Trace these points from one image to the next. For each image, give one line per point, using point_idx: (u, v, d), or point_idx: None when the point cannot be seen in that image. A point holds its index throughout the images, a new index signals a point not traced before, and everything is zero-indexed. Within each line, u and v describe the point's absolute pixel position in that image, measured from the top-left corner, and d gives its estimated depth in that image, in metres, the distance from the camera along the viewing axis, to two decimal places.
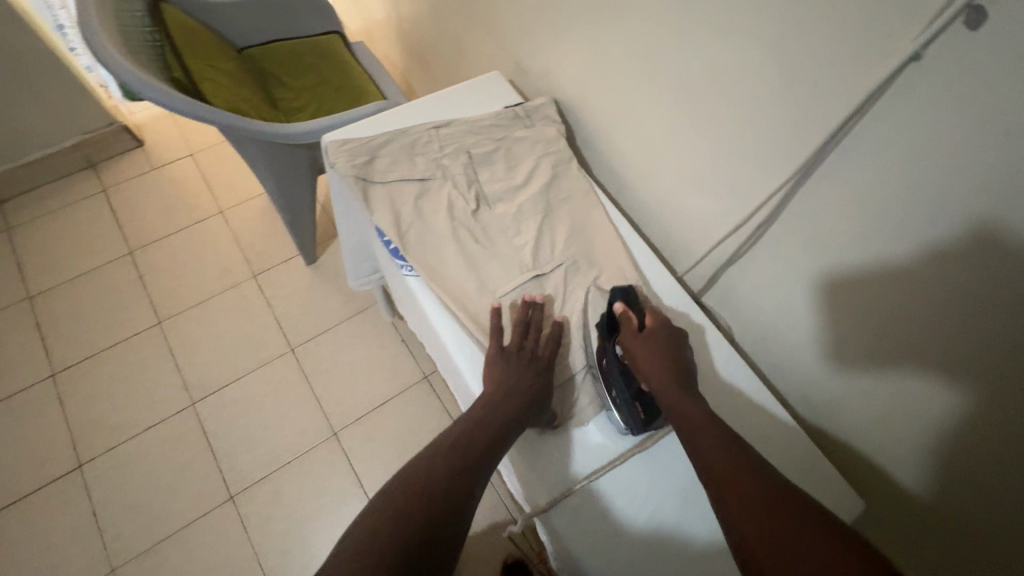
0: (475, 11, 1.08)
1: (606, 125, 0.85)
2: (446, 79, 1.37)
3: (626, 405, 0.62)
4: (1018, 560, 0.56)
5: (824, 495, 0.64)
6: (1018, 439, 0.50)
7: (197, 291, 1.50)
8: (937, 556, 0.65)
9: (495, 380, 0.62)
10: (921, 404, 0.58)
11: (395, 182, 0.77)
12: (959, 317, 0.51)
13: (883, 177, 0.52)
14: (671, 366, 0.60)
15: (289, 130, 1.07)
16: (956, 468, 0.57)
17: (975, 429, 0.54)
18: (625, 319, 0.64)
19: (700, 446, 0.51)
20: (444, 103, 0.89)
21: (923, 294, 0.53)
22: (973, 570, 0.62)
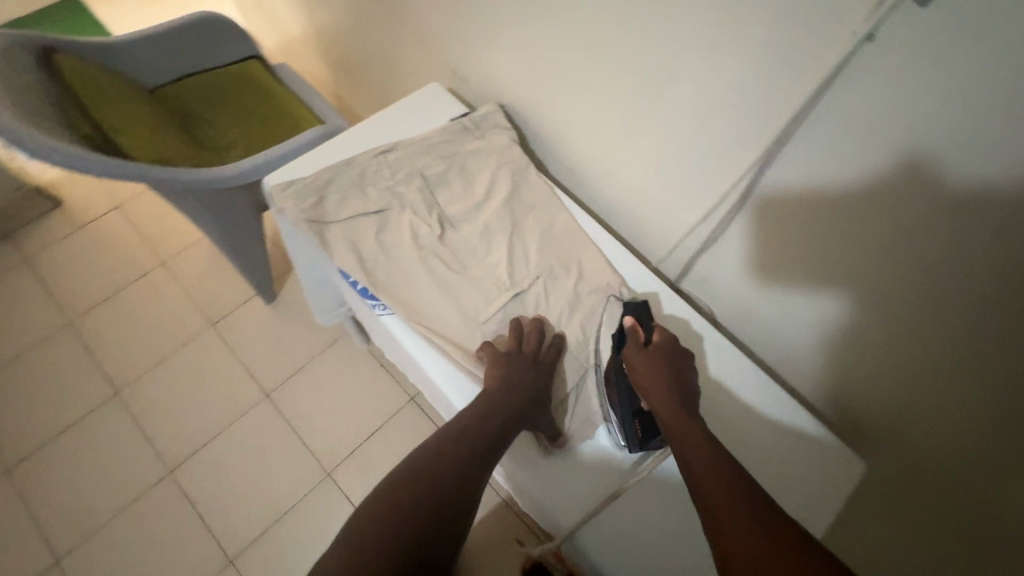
0: (401, 19, 1.03)
1: (558, 124, 0.83)
2: (379, 91, 1.31)
3: (624, 422, 0.62)
4: (1000, 472, 0.57)
5: (825, 458, 0.66)
6: (997, 342, 0.51)
7: (152, 352, 1.40)
8: (922, 485, 0.66)
9: (490, 390, 0.61)
10: (897, 332, 0.58)
11: (350, 219, 0.73)
12: (927, 240, 0.51)
13: (847, 155, 0.53)
14: (670, 380, 0.58)
15: (222, 172, 1.01)
16: (938, 387, 0.59)
17: (955, 344, 0.55)
18: (632, 333, 0.62)
19: (691, 461, 0.50)
20: (387, 124, 0.85)
21: (891, 263, 0.55)
22: (958, 495, 0.63)
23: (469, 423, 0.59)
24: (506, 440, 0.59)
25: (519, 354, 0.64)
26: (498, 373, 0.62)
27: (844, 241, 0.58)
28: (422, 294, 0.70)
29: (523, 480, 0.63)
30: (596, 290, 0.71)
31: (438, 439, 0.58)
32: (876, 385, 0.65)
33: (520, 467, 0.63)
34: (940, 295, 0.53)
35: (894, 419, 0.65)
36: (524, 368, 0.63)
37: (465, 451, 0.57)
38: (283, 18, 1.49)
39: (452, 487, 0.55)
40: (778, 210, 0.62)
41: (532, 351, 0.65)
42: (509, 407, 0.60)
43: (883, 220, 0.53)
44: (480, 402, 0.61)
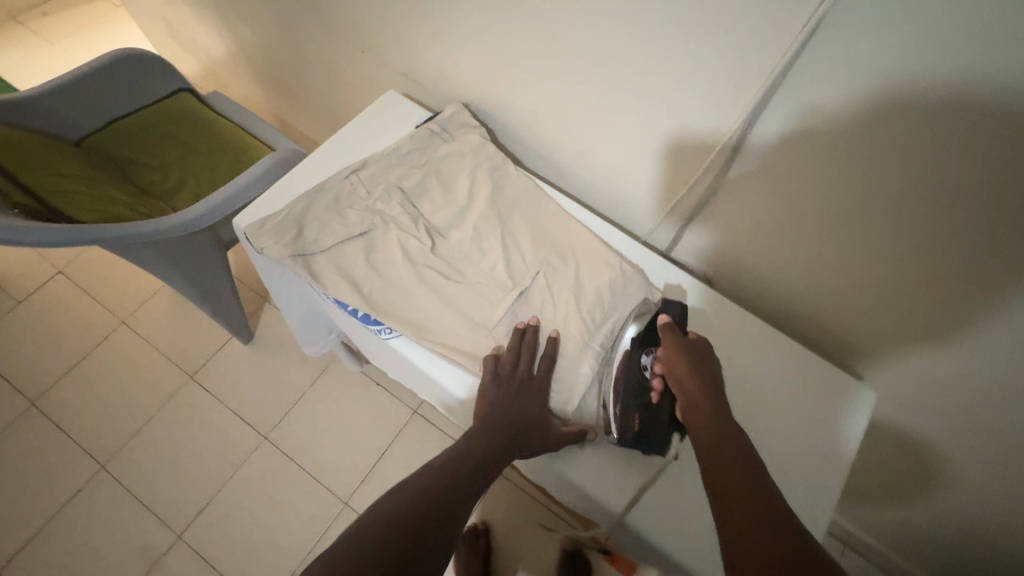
0: (338, 28, 0.98)
1: (524, 114, 0.83)
2: (322, 105, 1.26)
3: (626, 412, 0.60)
4: (948, 343, 0.63)
5: (833, 391, 0.70)
6: (928, 230, 0.56)
7: (131, 417, 1.32)
8: (886, 369, 0.73)
9: (483, 416, 0.61)
10: (846, 240, 0.63)
11: (335, 247, 0.70)
12: (868, 157, 0.55)
13: (824, 117, 0.55)
14: (702, 377, 0.57)
15: (178, 218, 0.95)
16: (888, 286, 0.64)
17: (896, 242, 0.59)
18: (667, 328, 0.62)
19: (707, 444, 0.52)
20: (349, 142, 0.81)
21: (877, 210, 0.58)
22: (918, 372, 0.69)
23: (467, 445, 0.58)
24: (499, 463, 0.58)
25: (514, 371, 0.63)
26: (493, 394, 0.62)
27: (828, 195, 0.61)
28: (425, 311, 0.68)
29: (564, 470, 0.63)
30: (596, 276, 0.70)
31: (435, 461, 0.58)
32: (872, 321, 0.69)
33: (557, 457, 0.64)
34: (925, 234, 0.56)
35: (894, 352, 0.70)
36: (519, 387, 0.63)
37: (464, 470, 0.56)
38: (203, 41, 1.39)
39: (442, 512, 0.51)
40: (761, 176, 0.64)
41: (527, 368, 0.64)
42: (505, 427, 0.60)
43: (862, 172, 0.56)
44: (478, 423, 0.61)
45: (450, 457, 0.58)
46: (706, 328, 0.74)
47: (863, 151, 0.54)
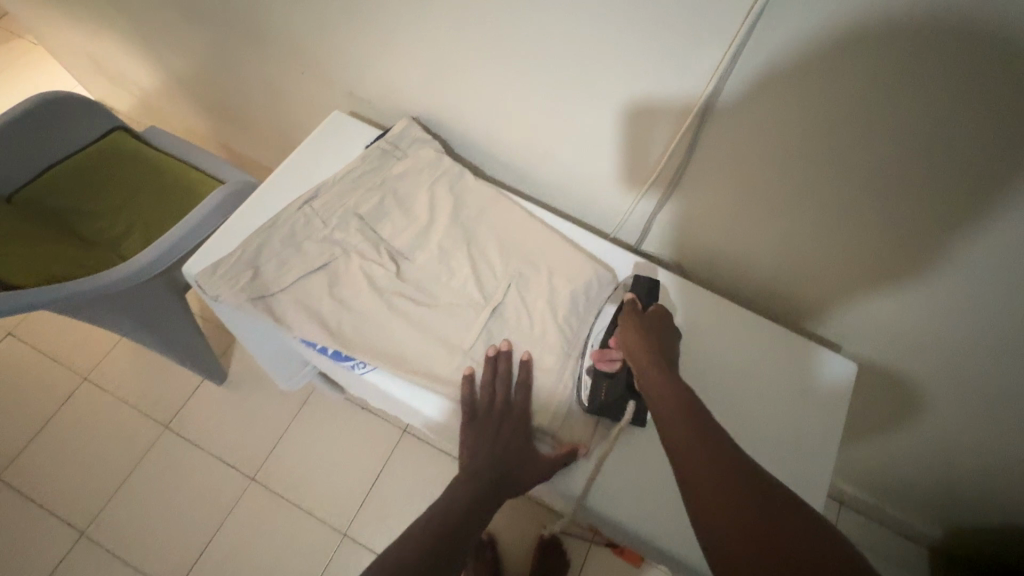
0: (274, 49, 0.93)
1: (477, 122, 0.81)
2: (268, 130, 1.21)
3: (596, 380, 0.61)
4: (905, 288, 0.66)
5: (810, 360, 0.71)
6: (877, 185, 0.57)
7: (107, 477, 1.25)
8: (850, 321, 0.76)
9: (468, 459, 0.59)
10: (801, 206, 0.65)
11: (296, 283, 0.67)
12: (818, 123, 0.55)
13: (784, 92, 0.54)
14: (653, 346, 0.58)
15: (126, 267, 0.90)
16: (845, 243, 0.66)
17: (848, 200, 0.61)
18: (630, 301, 0.64)
19: (663, 412, 0.51)
20: (299, 170, 0.78)
21: (846, 176, 0.58)
22: (880, 318, 0.72)
23: (457, 491, 0.57)
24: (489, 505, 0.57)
25: (492, 405, 0.61)
26: (473, 434, 0.60)
27: (797, 168, 0.61)
28: (398, 340, 0.66)
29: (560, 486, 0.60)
30: (570, 281, 0.69)
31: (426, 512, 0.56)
32: (840, 280, 0.71)
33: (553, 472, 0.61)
34: (896, 197, 0.57)
35: (864, 306, 0.72)
36: (499, 421, 0.60)
37: (455, 520, 0.55)
38: (133, 75, 1.32)
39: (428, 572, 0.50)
40: (727, 158, 0.64)
41: (504, 400, 0.61)
42: (491, 466, 0.58)
43: (827, 140, 0.56)
44: (464, 466, 0.59)
45: (441, 504, 0.57)
46: (686, 320, 0.73)
47: (826, 120, 0.54)
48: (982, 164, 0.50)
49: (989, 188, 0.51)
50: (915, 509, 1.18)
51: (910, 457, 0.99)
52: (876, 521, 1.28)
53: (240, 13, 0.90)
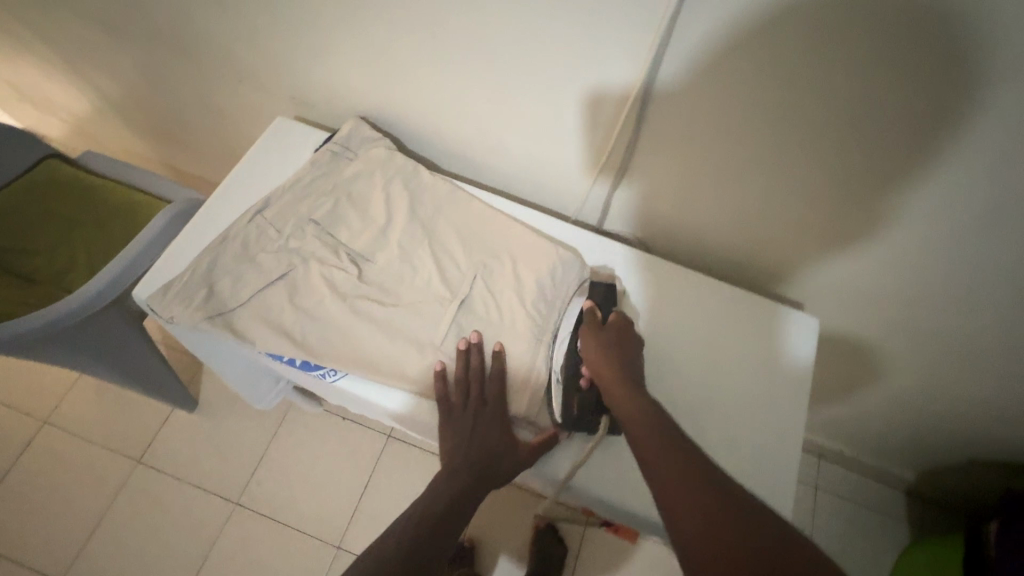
0: (207, 59, 0.90)
1: (426, 116, 0.80)
2: (213, 145, 1.17)
3: (567, 396, 0.60)
4: (854, 242, 0.69)
5: (774, 318, 0.74)
6: (819, 146, 0.59)
7: (80, 521, 1.20)
8: (806, 279, 0.78)
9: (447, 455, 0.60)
10: (750, 175, 0.66)
11: (256, 297, 0.65)
12: (756, 91, 0.56)
13: (722, 65, 0.55)
14: (617, 363, 0.58)
15: (74, 298, 0.86)
16: (795, 206, 0.68)
17: (793, 164, 0.62)
18: (589, 313, 0.63)
19: (636, 436, 0.51)
20: (248, 179, 0.75)
21: (791, 145, 0.60)
22: (834, 273, 0.75)
23: (438, 487, 0.58)
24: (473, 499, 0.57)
25: (466, 399, 0.61)
26: (452, 432, 0.60)
27: (744, 139, 0.62)
28: (366, 343, 0.64)
29: (545, 471, 0.61)
30: (535, 268, 0.69)
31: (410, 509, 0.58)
32: (793, 242, 0.73)
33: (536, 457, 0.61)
34: (841, 163, 0.60)
35: (817, 264, 0.75)
36: (476, 417, 0.60)
37: (436, 515, 0.56)
38: (59, 99, 1.25)
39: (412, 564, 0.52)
40: (675, 134, 0.65)
41: (477, 396, 0.61)
42: (469, 462, 0.58)
43: (771, 111, 0.58)
44: (444, 462, 0.59)
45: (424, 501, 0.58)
46: (652, 294, 0.74)
47: (766, 90, 0.56)
48: (917, 124, 0.52)
49: (923, 145, 0.54)
50: (890, 456, 1.23)
51: (877, 403, 1.03)
52: (855, 471, 1.34)
53: (165, 25, 0.86)
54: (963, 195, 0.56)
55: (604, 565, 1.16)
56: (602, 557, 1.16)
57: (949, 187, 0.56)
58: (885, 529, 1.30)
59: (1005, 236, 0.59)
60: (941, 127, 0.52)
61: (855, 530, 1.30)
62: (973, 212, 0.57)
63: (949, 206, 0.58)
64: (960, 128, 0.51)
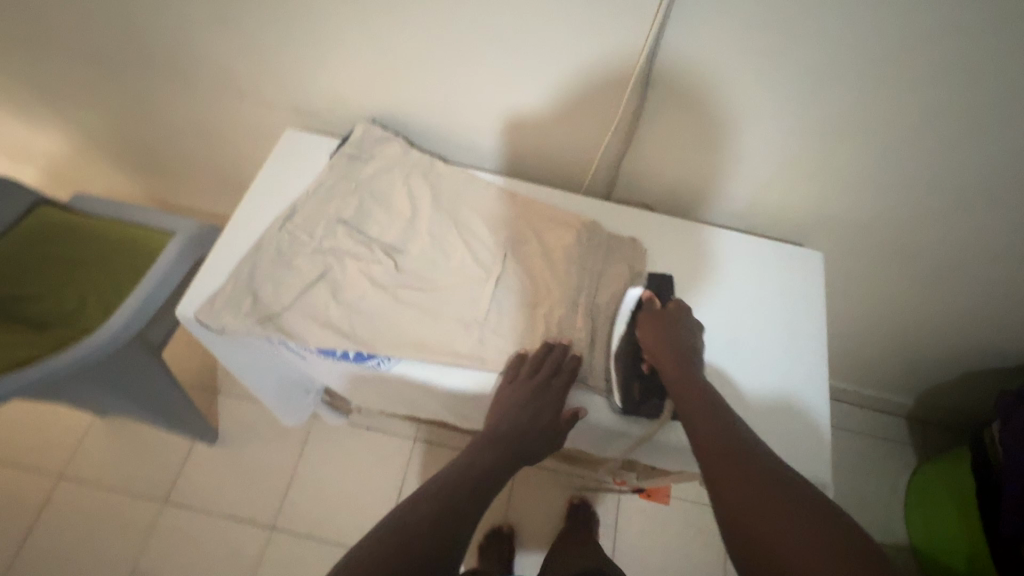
0: (203, 84, 0.91)
1: (432, 112, 0.83)
2: (207, 172, 1.17)
3: (627, 381, 0.65)
4: (836, 168, 0.76)
5: (773, 252, 0.82)
6: (806, 80, 0.65)
7: (111, 570, 1.16)
8: (797, 216, 0.86)
9: (494, 421, 0.62)
10: (742, 120, 0.72)
11: (300, 299, 0.67)
12: (748, 38, 0.62)
13: (717, 20, 0.61)
14: (676, 349, 0.63)
15: (100, 334, 0.88)
16: (784, 143, 0.74)
17: (781, 103, 0.69)
18: (648, 302, 0.68)
19: (693, 414, 0.58)
20: (270, 189, 0.77)
21: (790, 87, 0.66)
22: (824, 204, 0.83)
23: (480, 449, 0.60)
24: (507, 467, 0.60)
25: (533, 378, 0.63)
26: (514, 404, 0.62)
27: (738, 86, 0.68)
28: (414, 327, 0.67)
29: (618, 427, 0.66)
30: (560, 239, 0.73)
31: (445, 472, 0.58)
32: (783, 182, 0.80)
33: (607, 417, 0.66)
34: (829, 97, 0.66)
35: (805, 198, 0.82)
36: (540, 391, 0.62)
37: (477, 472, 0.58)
38: (37, 145, 1.22)
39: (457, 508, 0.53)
40: (677, 96, 0.71)
41: (545, 377, 0.63)
42: (515, 430, 0.61)
43: (765, 55, 0.63)
44: (489, 428, 0.62)
45: (464, 463, 0.59)
46: (668, 250, 0.79)
47: (763, 40, 0.62)
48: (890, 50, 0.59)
49: (901, 70, 0.61)
50: (887, 385, 1.33)
51: (874, 332, 1.12)
52: (857, 406, 1.43)
53: (158, 52, 0.87)
54: (936, 107, 0.65)
55: (643, 527, 1.20)
56: (640, 521, 1.21)
57: (924, 104, 0.65)
58: (890, 454, 1.40)
59: (973, 140, 0.68)
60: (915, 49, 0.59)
61: (863, 459, 1.40)
62: (946, 119, 0.66)
63: (921, 114, 0.66)
64: (930, 50, 0.59)
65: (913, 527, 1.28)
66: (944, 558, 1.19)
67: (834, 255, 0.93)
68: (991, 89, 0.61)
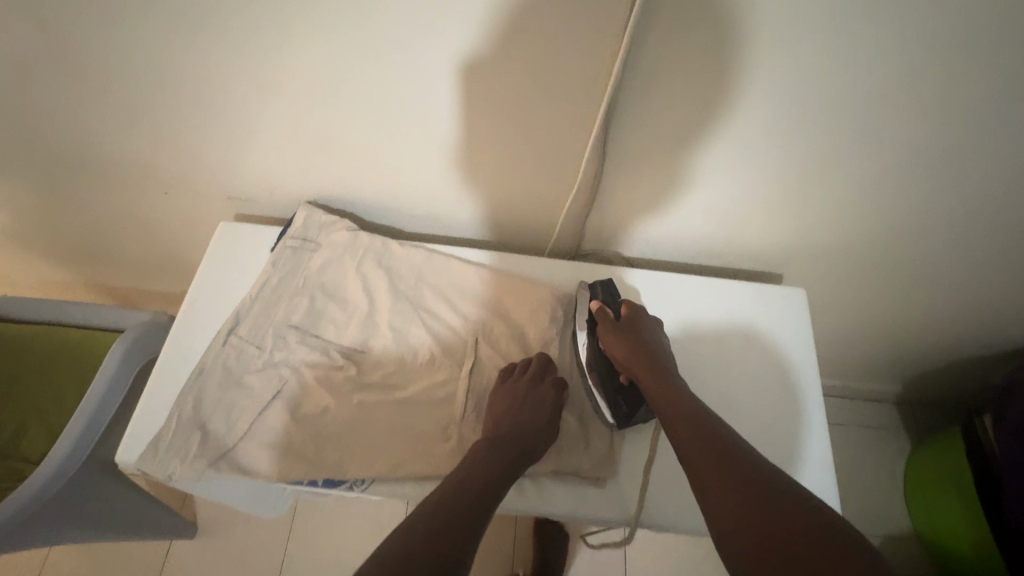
0: (125, 177, 0.83)
1: (378, 186, 0.78)
2: (139, 262, 1.07)
3: (612, 396, 0.62)
4: (806, 199, 0.74)
5: (754, 291, 0.79)
6: (768, 121, 0.63)
7: None
8: (772, 247, 0.83)
9: (491, 425, 0.59)
10: (709, 159, 0.68)
11: (255, 425, 0.60)
12: (706, 88, 0.59)
13: (671, 73, 0.58)
14: (645, 357, 0.62)
15: (49, 463, 0.79)
16: (753, 179, 0.71)
17: (747, 141, 0.65)
18: (601, 313, 0.66)
19: (675, 421, 0.56)
20: (210, 297, 0.70)
21: (752, 127, 0.64)
22: (798, 234, 0.80)
23: (484, 454, 0.56)
24: (516, 472, 0.56)
25: (522, 380, 0.62)
26: (507, 408, 0.60)
27: (703, 132, 0.65)
28: (386, 437, 0.60)
29: (620, 518, 0.60)
30: (530, 315, 0.69)
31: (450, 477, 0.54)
32: (756, 217, 0.77)
33: (607, 510, 0.60)
34: (792, 136, 0.64)
35: (780, 230, 0.80)
36: (528, 384, 0.62)
37: (484, 476, 0.53)
38: None
39: (466, 518, 0.49)
40: (639, 151, 0.68)
41: (535, 374, 0.63)
42: (516, 433, 0.58)
43: (724, 102, 0.61)
44: (486, 433, 0.59)
45: (471, 467, 0.54)
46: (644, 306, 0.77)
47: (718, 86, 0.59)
48: (851, 88, 0.58)
49: (860, 106, 0.60)
50: (875, 378, 1.33)
51: (859, 337, 1.10)
52: (847, 400, 1.43)
53: (75, 154, 0.79)
54: (898, 136, 0.63)
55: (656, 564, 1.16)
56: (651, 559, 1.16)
57: (888, 135, 0.63)
58: (887, 447, 1.39)
59: (938, 160, 0.66)
60: (873, 85, 0.58)
61: (861, 455, 1.39)
62: (912, 144, 0.64)
63: (887, 144, 0.65)
64: (889, 85, 0.57)
65: (918, 530, 1.26)
66: (954, 562, 1.17)
67: (814, 277, 0.91)
68: (951, 114, 0.60)
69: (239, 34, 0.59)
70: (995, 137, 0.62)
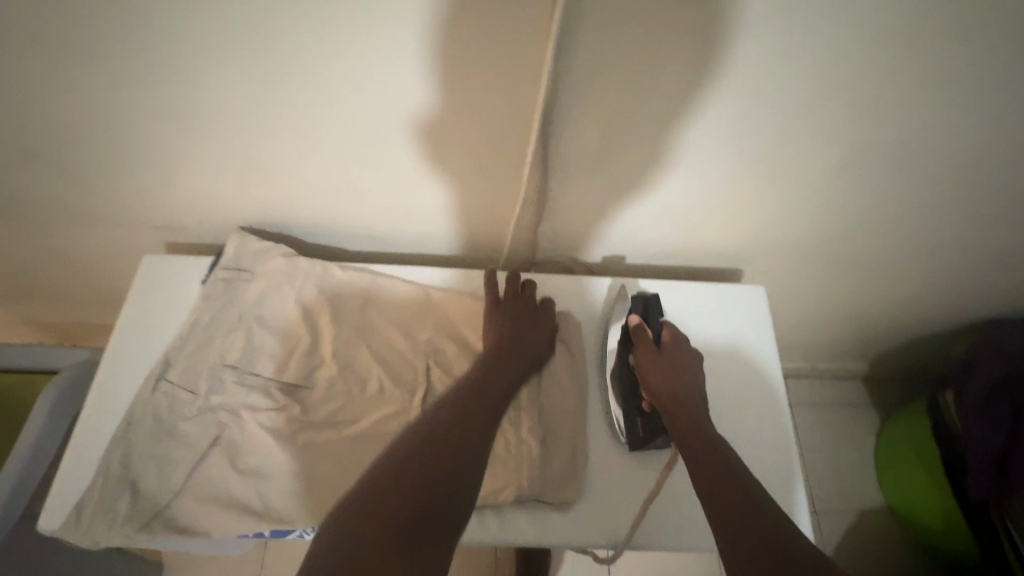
0: (34, 210, 0.76)
1: (316, 207, 0.73)
2: (67, 296, 0.99)
3: (630, 417, 0.63)
4: (758, 196, 0.72)
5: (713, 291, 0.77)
6: (712, 121, 0.61)
7: None
8: (728, 245, 0.82)
9: (492, 338, 0.64)
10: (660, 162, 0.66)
11: (191, 478, 0.56)
12: (648, 91, 0.57)
13: (612, 78, 0.55)
14: (681, 392, 0.61)
15: None
16: (705, 180, 0.69)
17: (695, 142, 0.63)
18: (640, 329, 0.66)
19: (710, 473, 0.53)
20: (137, 340, 0.64)
21: (699, 128, 0.62)
22: (752, 230, 0.79)
23: (489, 369, 0.60)
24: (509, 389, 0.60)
25: (518, 300, 0.67)
26: (506, 326, 0.64)
27: (649, 135, 0.62)
28: (336, 480, 0.57)
29: (587, 542, 0.58)
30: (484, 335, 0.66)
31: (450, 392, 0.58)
32: (711, 216, 0.75)
33: (572, 535, 0.58)
34: (736, 134, 0.63)
35: (736, 227, 0.78)
36: (523, 306, 0.67)
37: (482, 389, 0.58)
38: None
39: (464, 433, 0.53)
40: (585, 158, 0.65)
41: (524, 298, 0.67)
42: (514, 347, 0.63)
43: (667, 104, 0.59)
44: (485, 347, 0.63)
45: (474, 381, 0.59)
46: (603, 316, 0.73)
47: (663, 89, 0.57)
48: (791, 84, 0.57)
49: (801, 101, 0.59)
50: (840, 359, 1.34)
51: (822, 322, 1.10)
52: (816, 382, 1.44)
53: None
54: (841, 130, 0.63)
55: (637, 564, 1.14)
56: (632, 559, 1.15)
57: (831, 129, 0.62)
58: (856, 424, 1.42)
59: (881, 151, 0.66)
60: (812, 81, 0.57)
61: (833, 434, 1.41)
62: (855, 137, 0.64)
63: (832, 137, 0.64)
64: (826, 80, 0.56)
65: (891, 504, 1.29)
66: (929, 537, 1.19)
67: (773, 270, 0.90)
68: (890, 105, 0.59)
69: (142, 57, 0.54)
70: (932, 125, 0.62)
